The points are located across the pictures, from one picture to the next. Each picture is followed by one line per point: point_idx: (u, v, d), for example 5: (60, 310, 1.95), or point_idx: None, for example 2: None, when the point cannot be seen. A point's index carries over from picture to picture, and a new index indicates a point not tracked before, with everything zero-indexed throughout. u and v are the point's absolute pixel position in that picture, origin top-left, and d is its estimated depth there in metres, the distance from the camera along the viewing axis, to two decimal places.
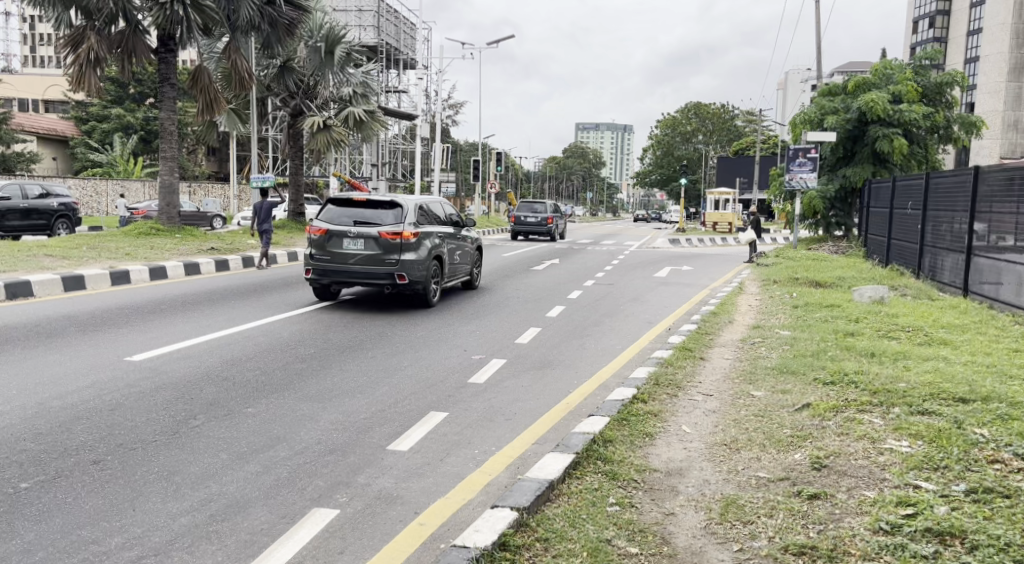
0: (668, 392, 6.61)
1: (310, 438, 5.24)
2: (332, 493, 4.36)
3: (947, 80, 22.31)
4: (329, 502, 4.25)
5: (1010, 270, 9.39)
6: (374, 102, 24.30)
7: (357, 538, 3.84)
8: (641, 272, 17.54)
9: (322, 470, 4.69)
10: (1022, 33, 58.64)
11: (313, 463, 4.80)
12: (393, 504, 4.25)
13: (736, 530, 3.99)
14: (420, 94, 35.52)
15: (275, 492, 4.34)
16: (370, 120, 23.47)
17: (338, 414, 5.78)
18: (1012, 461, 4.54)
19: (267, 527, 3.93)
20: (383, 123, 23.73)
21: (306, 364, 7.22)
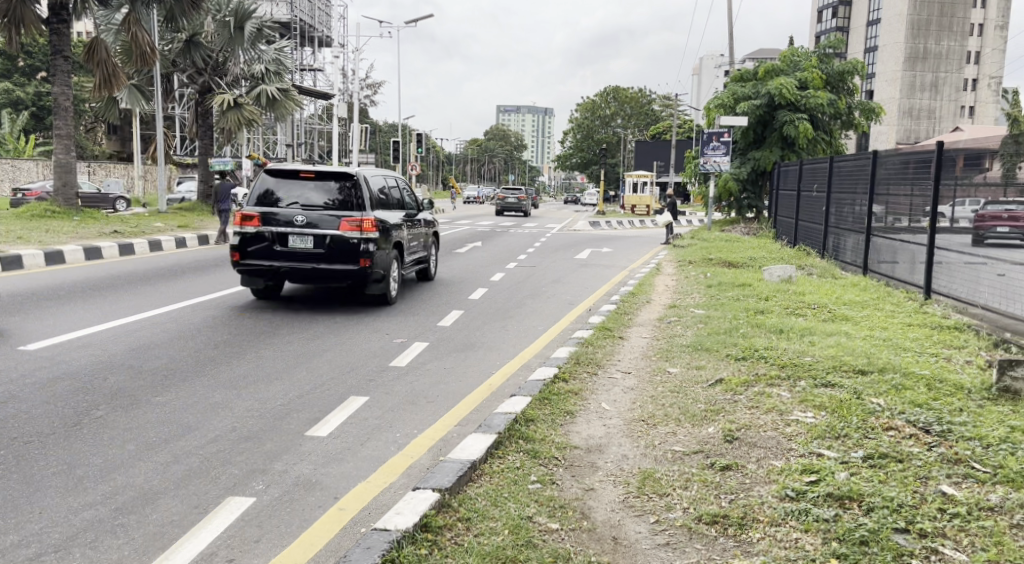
0: (587, 370, 6.83)
1: (222, 426, 5.24)
2: (248, 481, 4.40)
3: (849, 69, 23.16)
4: (246, 490, 4.29)
5: (906, 250, 9.95)
6: (288, 81, 23.99)
7: (272, 526, 3.89)
8: (563, 254, 17.82)
9: (237, 458, 4.71)
10: (918, 24, 63.03)
11: (227, 451, 4.81)
12: (313, 490, 4.32)
13: (653, 502, 4.19)
14: (337, 74, 34.86)
15: (187, 482, 4.35)
16: (282, 98, 23.10)
17: (253, 402, 5.78)
18: (905, 427, 4.87)
19: (177, 518, 3.94)
20: (297, 102, 23.45)
21: (219, 351, 7.17)
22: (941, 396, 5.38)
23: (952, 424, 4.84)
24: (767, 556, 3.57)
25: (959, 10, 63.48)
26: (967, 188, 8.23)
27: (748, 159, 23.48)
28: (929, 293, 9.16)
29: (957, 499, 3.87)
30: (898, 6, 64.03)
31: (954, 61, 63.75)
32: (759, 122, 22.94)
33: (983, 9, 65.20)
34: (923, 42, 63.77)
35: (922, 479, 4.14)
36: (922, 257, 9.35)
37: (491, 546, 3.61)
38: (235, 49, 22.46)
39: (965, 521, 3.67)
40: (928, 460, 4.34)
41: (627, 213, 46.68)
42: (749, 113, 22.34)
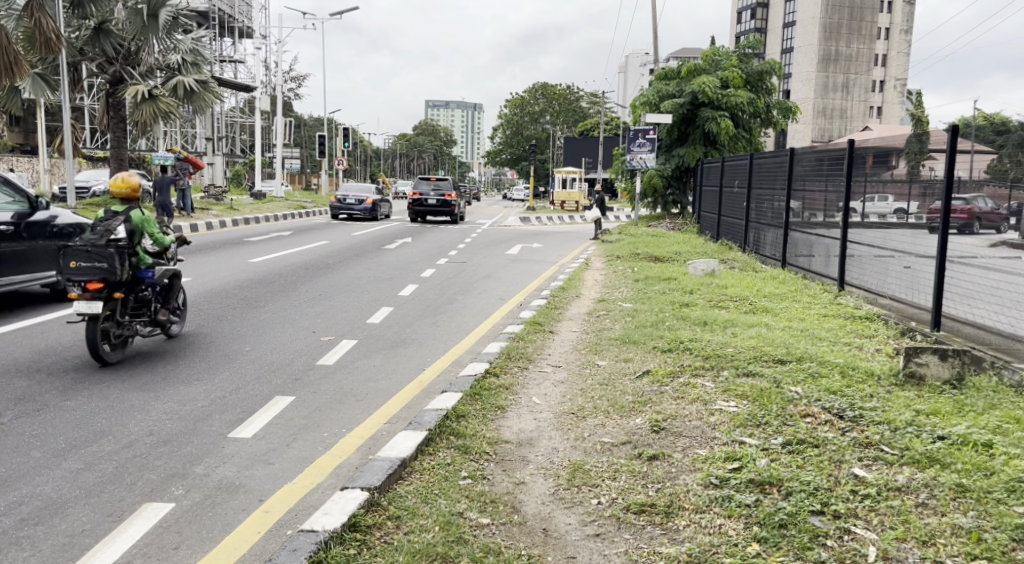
0: (518, 364, 6.90)
1: (137, 430, 5.11)
2: (166, 486, 4.30)
3: (767, 69, 23.87)
4: (163, 496, 4.19)
5: (821, 243, 10.36)
6: (206, 72, 23.48)
7: (193, 532, 3.83)
8: (494, 249, 17.90)
9: (154, 463, 4.60)
10: (831, 27, 65.62)
11: (143, 456, 4.69)
12: (236, 493, 4.25)
13: (582, 494, 4.28)
14: (259, 67, 34.02)
15: (100, 490, 4.23)
16: (200, 91, 22.55)
17: (172, 404, 5.65)
18: (821, 414, 5.09)
19: (89, 527, 3.84)
20: (217, 94, 22.82)
21: (135, 352, 6.97)
22: (854, 383, 5.64)
23: (863, 409, 5.08)
24: (693, 542, 3.68)
25: (868, 14, 66.12)
26: (877, 184, 8.60)
27: (673, 156, 23.99)
28: (843, 285, 9.56)
29: (868, 480, 4.07)
30: (811, 9, 66.25)
31: (863, 63, 66.43)
32: (683, 119, 23.45)
33: (890, 14, 68.11)
34: (835, 44, 66.27)
35: (836, 462, 4.33)
36: (837, 251, 9.75)
37: (421, 543, 3.63)
38: (149, 38, 21.59)
39: (875, 501, 3.87)
40: (842, 444, 4.54)
41: (557, 208, 47.10)
42: (673, 111, 22.76)
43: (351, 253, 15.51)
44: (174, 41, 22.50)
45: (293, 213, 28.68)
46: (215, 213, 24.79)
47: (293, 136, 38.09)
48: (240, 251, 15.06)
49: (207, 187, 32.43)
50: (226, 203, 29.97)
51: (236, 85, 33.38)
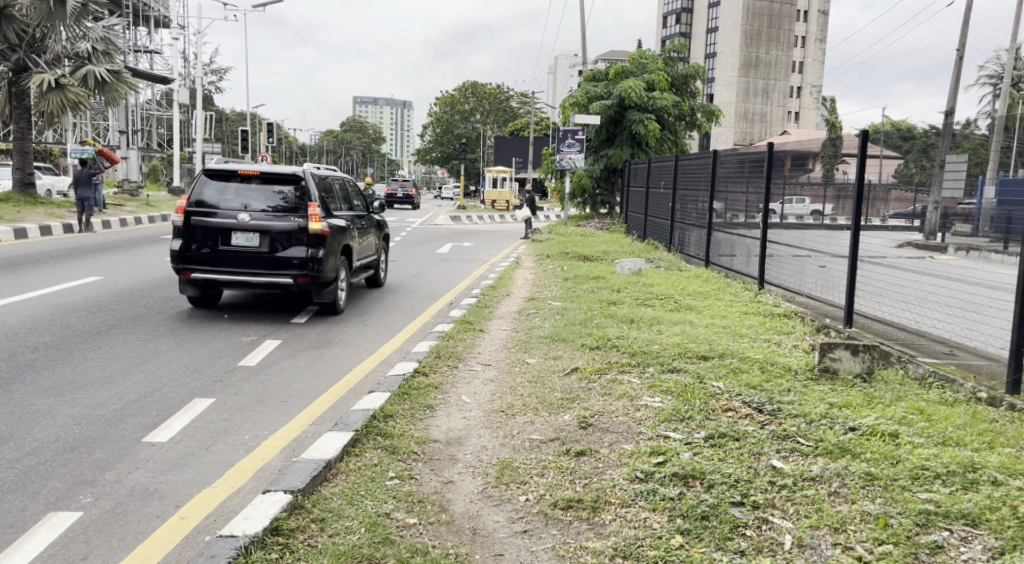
0: (448, 363, 6.91)
1: (43, 437, 4.92)
2: (74, 495, 4.16)
3: (692, 73, 24.33)
4: (70, 504, 4.05)
5: (741, 243, 10.70)
6: (119, 60, 22.52)
7: (103, 541, 3.70)
8: (424, 248, 17.77)
9: (60, 470, 4.44)
10: (752, 34, 67.54)
11: (49, 463, 4.52)
12: (149, 499, 4.14)
13: (511, 491, 4.32)
14: (176, 58, 32.90)
15: (1, 500, 4.06)
16: (114, 81, 21.71)
17: (80, 409, 5.45)
18: (741, 408, 5.25)
19: None
20: (131, 86, 21.99)
21: (40, 355, 6.68)
22: (772, 378, 5.85)
23: (781, 403, 5.26)
24: (618, 536, 3.75)
25: (786, 22, 68.35)
26: (794, 187, 8.91)
27: (601, 156, 24.32)
28: (762, 283, 9.88)
29: (785, 471, 4.23)
30: (733, 16, 68.01)
31: (782, 69, 68.64)
32: (611, 121, 23.76)
33: (806, 22, 70.63)
34: (755, 51, 68.21)
35: (756, 454, 4.49)
36: (756, 251, 10.08)
37: (347, 545, 3.61)
38: (55, 25, 20.56)
39: (791, 491, 4.02)
40: (761, 437, 4.70)
41: (486, 208, 47.16)
42: (601, 112, 23.07)
43: None
44: (82, 29, 21.47)
45: None
46: (129, 209, 23.94)
47: (214, 130, 37.00)
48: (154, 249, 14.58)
49: (120, 181, 31.24)
50: (141, 199, 28.97)
51: (152, 76, 32.21)
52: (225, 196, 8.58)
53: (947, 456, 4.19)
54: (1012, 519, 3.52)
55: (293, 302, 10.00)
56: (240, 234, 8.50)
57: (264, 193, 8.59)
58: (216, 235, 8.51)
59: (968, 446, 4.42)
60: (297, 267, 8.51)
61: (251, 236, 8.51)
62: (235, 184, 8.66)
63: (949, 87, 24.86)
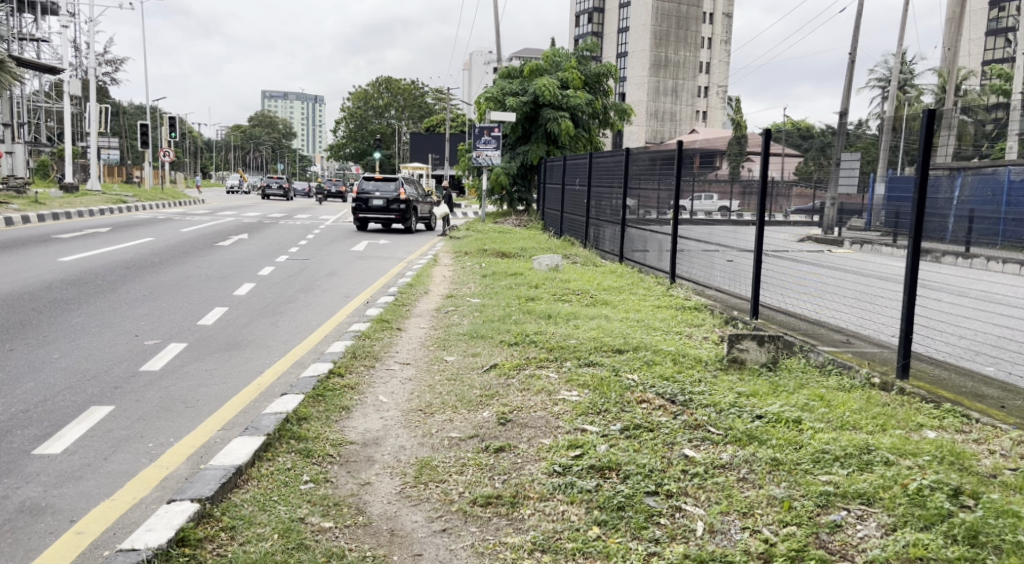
0: (364, 363, 6.81)
1: None
2: None
3: (603, 72, 24.72)
4: None
5: (654, 239, 10.94)
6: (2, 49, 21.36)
7: None
8: (338, 246, 17.43)
9: None
10: (661, 35, 69.15)
11: None
12: (42, 515, 3.94)
13: (429, 490, 4.29)
14: (66, 46, 31.21)
15: None
16: None
17: None
18: (655, 399, 5.36)
19: None
20: (14, 75, 21.10)
21: None
22: (685, 369, 6.00)
23: (692, 393, 5.40)
24: (537, 530, 3.78)
25: (693, 24, 70.28)
26: (703, 184, 9.15)
27: (517, 153, 24.47)
28: (674, 278, 10.14)
29: (697, 459, 4.34)
30: (642, 16, 69.42)
31: (690, 70, 70.54)
32: (526, 118, 23.95)
33: (711, 24, 72.79)
34: (665, 51, 69.84)
35: (669, 444, 4.58)
36: (668, 246, 10.33)
37: (260, 553, 3.53)
38: None
39: (703, 479, 4.12)
40: (674, 427, 4.81)
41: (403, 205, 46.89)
42: (517, 109, 23.22)
43: (180, 251, 14.71)
44: None
45: (110, 207, 26.68)
46: (15, 207, 22.64)
47: (110, 124, 35.33)
48: (47, 249, 13.90)
49: (7, 177, 29.49)
50: (29, 196, 27.49)
51: (38, 65, 30.48)
52: (370, 187, 22.40)
53: (845, 440, 4.38)
54: (903, 496, 3.71)
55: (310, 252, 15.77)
56: (375, 201, 22.26)
57: (385, 184, 22.34)
58: (366, 201, 22.31)
59: (864, 429, 4.63)
60: (396, 213, 22.22)
61: (380, 200, 22.40)
62: (375, 182, 22.47)
63: (844, 90, 26.00)
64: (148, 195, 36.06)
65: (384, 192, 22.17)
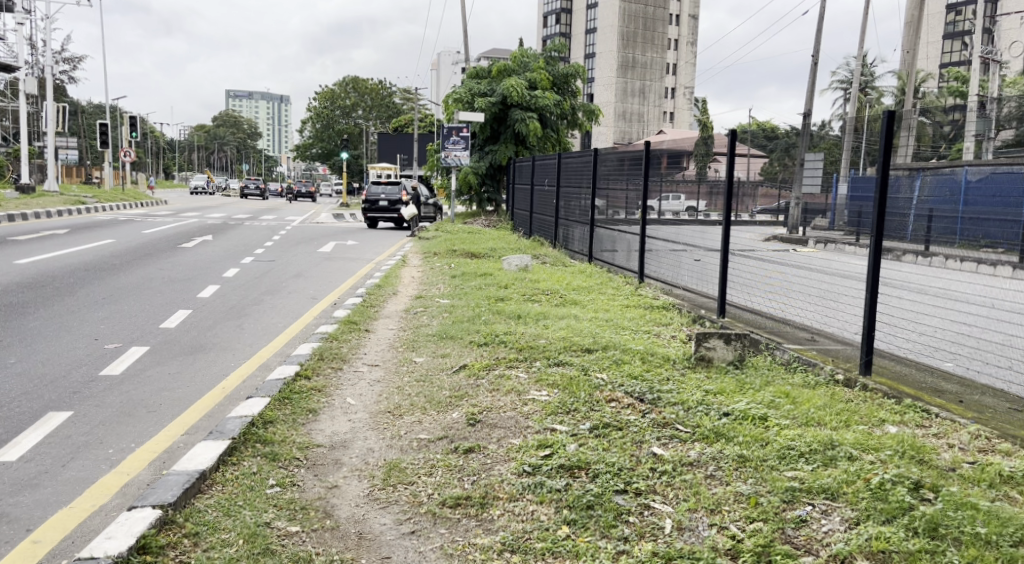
0: (332, 365, 6.75)
1: None
2: None
3: (571, 73, 24.78)
4: None
5: (622, 239, 10.99)
6: None
7: None
8: (305, 248, 17.26)
9: None
10: (628, 36, 69.56)
11: None
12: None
13: (398, 493, 4.26)
14: (22, 44, 30.50)
15: None
16: None
17: None
18: (624, 398, 5.38)
19: None
20: None
21: None
22: (653, 367, 6.03)
23: (660, 392, 5.43)
24: (507, 531, 3.76)
25: (659, 25, 70.83)
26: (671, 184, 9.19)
27: (486, 154, 24.45)
28: (642, 278, 10.19)
29: (665, 457, 4.36)
30: (609, 17, 69.78)
31: (657, 70, 71.08)
32: (494, 118, 23.93)
33: (678, 26, 73.40)
34: (632, 52, 70.31)
35: (638, 443, 4.60)
36: (636, 246, 10.38)
37: (224, 560, 3.47)
38: None
39: (671, 476, 4.14)
40: (642, 425, 4.83)
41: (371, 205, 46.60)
42: (485, 110, 23.21)
43: (142, 253, 14.46)
44: None
45: (69, 209, 26.13)
46: None
47: (67, 124, 34.57)
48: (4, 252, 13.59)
49: None
50: None
51: None
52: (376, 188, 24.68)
53: (810, 436, 4.43)
54: (866, 490, 3.75)
55: (276, 254, 15.60)
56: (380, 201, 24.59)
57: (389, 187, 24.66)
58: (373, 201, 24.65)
59: (828, 425, 4.69)
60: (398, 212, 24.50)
61: (385, 201, 24.78)
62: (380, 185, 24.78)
63: (807, 91, 26.33)
64: (109, 196, 35.38)
65: (388, 194, 24.55)
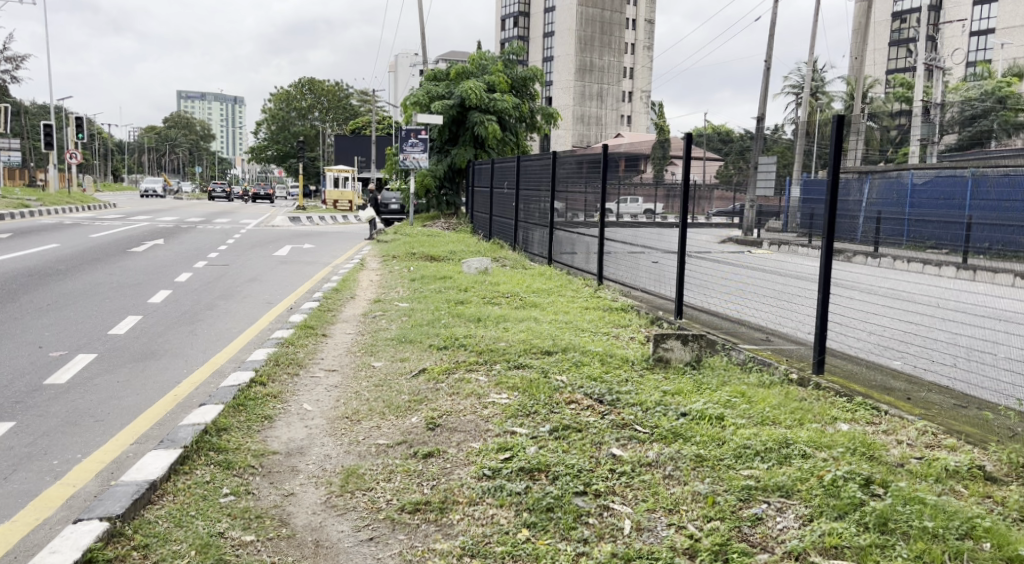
0: (288, 371, 6.64)
1: None
2: None
3: (529, 76, 24.84)
4: None
5: (582, 241, 11.04)
6: None
7: None
8: (260, 251, 17.00)
9: None
10: (586, 40, 70.04)
11: None
12: None
13: (355, 499, 4.20)
14: None
15: None
16: None
17: None
18: (584, 400, 5.38)
19: None
20: None
21: None
22: (612, 369, 6.05)
23: (619, 393, 5.45)
24: (466, 535, 3.73)
25: (616, 29, 71.44)
26: (629, 187, 9.23)
27: (445, 156, 24.38)
28: (601, 279, 10.24)
29: (624, 458, 4.36)
30: (567, 21, 70.18)
31: (614, 74, 71.68)
32: (452, 121, 23.89)
33: (634, 30, 74.09)
34: (590, 56, 70.80)
35: (597, 444, 4.60)
36: (595, 248, 10.43)
37: None
38: None
39: (630, 477, 4.15)
40: (602, 427, 4.83)
41: (328, 207, 46.14)
42: (443, 112, 23.14)
43: (90, 257, 14.11)
44: None
45: (13, 214, 25.33)
46: None
47: (8, 124, 33.48)
48: None
49: None
50: None
51: None
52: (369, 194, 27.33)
53: (765, 434, 4.48)
54: (819, 487, 3.80)
55: (230, 258, 15.34)
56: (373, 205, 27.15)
57: None
58: None
59: (782, 423, 4.74)
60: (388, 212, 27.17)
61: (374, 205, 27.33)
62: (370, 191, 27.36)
63: (759, 96, 26.77)
64: (54, 199, 34.37)
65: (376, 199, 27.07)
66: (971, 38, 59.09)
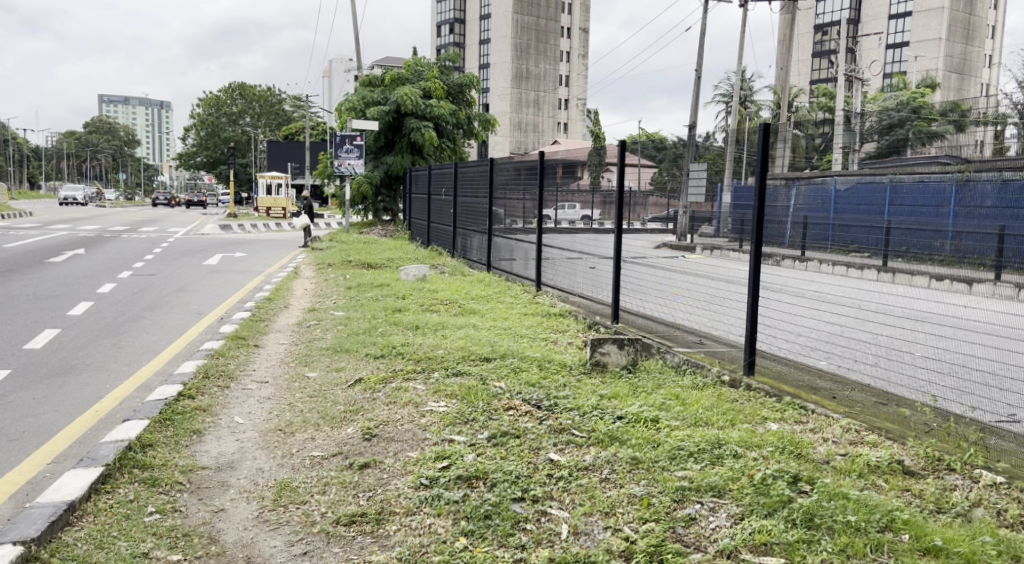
0: (219, 383, 6.46)
1: None
2: None
3: (465, 82, 24.81)
4: None
5: (520, 247, 11.06)
6: None
7: None
8: (190, 260, 16.54)
9: None
10: (521, 47, 70.44)
11: None
12: None
13: (288, 513, 4.09)
14: None
15: None
16: None
17: None
18: (522, 406, 5.37)
19: None
20: None
21: None
22: (550, 374, 6.05)
23: (557, 398, 5.45)
24: (402, 546, 3.67)
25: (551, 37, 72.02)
26: (564, 193, 9.29)
27: (381, 163, 24.16)
28: (539, 285, 10.28)
29: (561, 463, 4.36)
30: (502, 28, 70.45)
31: (550, 82, 72.30)
32: (388, 127, 23.75)
33: (569, 38, 74.82)
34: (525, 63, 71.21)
35: (535, 449, 4.60)
36: (533, 254, 10.46)
37: None
38: None
39: (567, 481, 4.15)
40: (540, 432, 4.83)
41: (259, 214, 45.15)
42: (378, 118, 22.94)
43: (6, 268, 13.51)
44: None
45: None
46: None
47: None
48: None
49: None
50: None
51: None
52: None
53: (698, 435, 4.54)
54: (750, 486, 3.86)
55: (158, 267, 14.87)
56: None
57: None
58: None
59: (715, 424, 4.82)
60: None
61: None
62: None
63: (690, 104, 27.33)
64: None
65: None
66: (887, 50, 61.52)
